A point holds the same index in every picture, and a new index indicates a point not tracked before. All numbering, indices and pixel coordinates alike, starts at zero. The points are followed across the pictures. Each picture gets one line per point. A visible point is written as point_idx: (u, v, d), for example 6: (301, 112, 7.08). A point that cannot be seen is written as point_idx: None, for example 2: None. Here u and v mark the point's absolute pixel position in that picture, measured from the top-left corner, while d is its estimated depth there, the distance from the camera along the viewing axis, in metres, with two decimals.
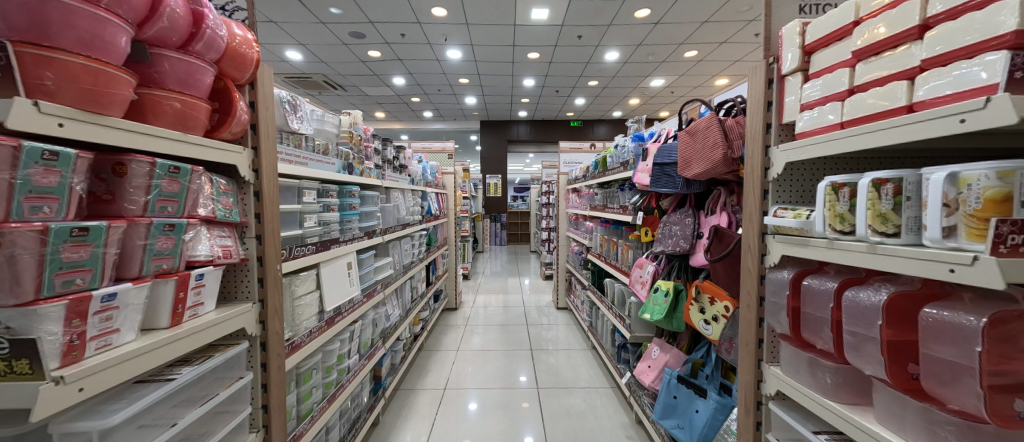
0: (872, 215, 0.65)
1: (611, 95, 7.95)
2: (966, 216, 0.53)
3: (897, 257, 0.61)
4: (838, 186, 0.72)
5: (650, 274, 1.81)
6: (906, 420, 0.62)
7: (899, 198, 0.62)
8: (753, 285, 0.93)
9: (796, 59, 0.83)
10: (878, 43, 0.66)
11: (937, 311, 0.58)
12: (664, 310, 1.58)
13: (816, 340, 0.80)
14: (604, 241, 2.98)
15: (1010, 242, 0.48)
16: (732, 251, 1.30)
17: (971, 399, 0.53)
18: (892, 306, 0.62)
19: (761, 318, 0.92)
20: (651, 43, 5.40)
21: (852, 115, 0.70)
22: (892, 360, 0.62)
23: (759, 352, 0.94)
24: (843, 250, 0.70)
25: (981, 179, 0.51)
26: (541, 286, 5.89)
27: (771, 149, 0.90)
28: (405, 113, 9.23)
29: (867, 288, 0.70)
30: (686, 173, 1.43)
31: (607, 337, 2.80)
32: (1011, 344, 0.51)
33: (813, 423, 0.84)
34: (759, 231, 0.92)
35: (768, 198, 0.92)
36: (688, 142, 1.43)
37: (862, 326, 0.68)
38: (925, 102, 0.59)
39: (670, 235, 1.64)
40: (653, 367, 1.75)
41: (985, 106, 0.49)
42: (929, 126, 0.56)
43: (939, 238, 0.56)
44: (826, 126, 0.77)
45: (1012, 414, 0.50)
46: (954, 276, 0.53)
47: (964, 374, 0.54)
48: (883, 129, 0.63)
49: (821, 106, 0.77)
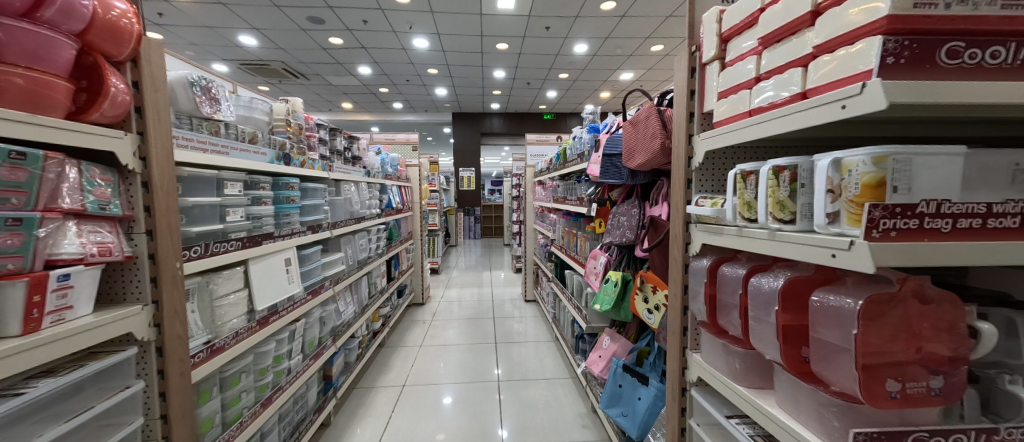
0: (773, 202, 0.65)
1: (582, 88, 7.99)
2: (848, 201, 0.53)
3: (792, 244, 0.62)
4: (746, 174, 0.72)
5: (603, 265, 1.82)
6: (800, 403, 0.63)
7: (795, 185, 0.62)
8: (679, 274, 0.94)
9: (714, 47, 0.83)
10: (780, 30, 0.65)
11: (825, 295, 0.59)
12: (612, 300, 1.59)
13: (728, 326, 0.80)
14: (565, 233, 2.99)
15: (882, 227, 0.49)
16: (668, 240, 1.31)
17: (848, 380, 0.54)
18: (787, 292, 0.63)
19: (685, 306, 0.94)
20: (618, 36, 5.44)
21: (758, 103, 0.71)
22: (786, 344, 0.63)
23: (684, 340, 0.95)
24: (751, 238, 0.71)
25: (859, 165, 0.51)
26: (513, 279, 5.88)
27: (694, 138, 0.91)
28: (374, 104, 8.94)
29: (769, 274, 0.71)
30: (630, 163, 1.42)
31: (568, 328, 2.81)
32: (883, 324, 0.52)
33: (728, 408, 0.86)
34: (684, 220, 0.93)
35: (691, 187, 0.93)
36: (632, 133, 1.43)
37: (763, 312, 0.69)
38: (817, 89, 0.59)
39: (619, 226, 1.65)
40: (603, 357, 1.77)
41: (862, 92, 0.50)
42: (816, 114, 0.56)
43: (825, 225, 0.56)
44: (738, 114, 0.77)
45: (882, 393, 0.51)
46: (836, 261, 0.54)
47: (844, 357, 0.56)
48: (782, 117, 0.63)
49: (735, 94, 0.77)
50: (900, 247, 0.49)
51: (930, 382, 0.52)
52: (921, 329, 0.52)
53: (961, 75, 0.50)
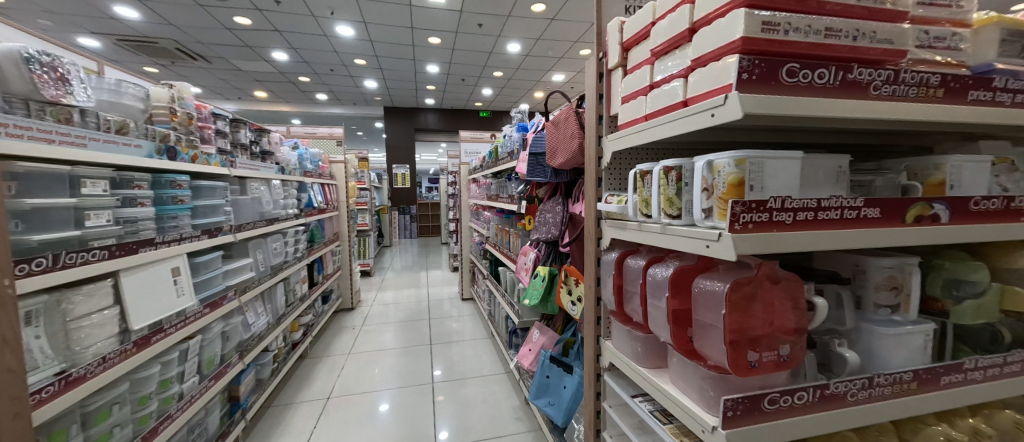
0: (664, 199, 0.72)
1: (516, 87, 8.09)
2: (718, 198, 0.61)
3: (677, 236, 0.69)
4: (644, 174, 0.78)
5: (532, 261, 1.86)
6: (687, 378, 0.71)
7: (681, 184, 0.69)
8: (592, 267, 1.01)
9: (617, 55, 0.90)
10: (667, 43, 0.72)
11: (704, 282, 0.67)
12: (540, 294, 1.64)
13: (631, 313, 0.87)
14: (498, 231, 3.01)
15: (742, 220, 0.56)
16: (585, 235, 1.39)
17: (720, 354, 0.63)
18: (676, 280, 0.71)
19: (599, 297, 1.00)
20: (549, 38, 5.60)
21: (652, 108, 0.77)
22: (676, 327, 0.71)
23: (598, 328, 1.02)
24: (648, 232, 0.78)
25: (726, 167, 0.60)
26: (450, 278, 5.79)
27: (602, 139, 0.96)
28: (293, 94, 8.17)
29: (663, 264, 0.78)
30: (553, 162, 1.47)
31: (502, 323, 2.84)
32: (744, 304, 0.61)
33: (634, 387, 0.95)
34: (595, 216, 0.99)
35: (601, 185, 0.99)
36: (554, 132, 1.48)
37: (656, 299, 0.76)
38: (694, 98, 0.66)
39: (545, 223, 1.70)
40: (533, 350, 1.82)
41: (725, 103, 0.57)
42: (695, 120, 0.63)
43: (701, 219, 0.64)
44: (636, 117, 0.83)
45: (745, 363, 0.60)
46: (708, 250, 0.61)
47: (717, 335, 0.64)
48: (668, 123, 0.70)
49: (634, 99, 0.84)
50: (757, 237, 0.57)
51: (780, 350, 0.62)
52: (773, 307, 0.62)
53: (798, 92, 0.59)
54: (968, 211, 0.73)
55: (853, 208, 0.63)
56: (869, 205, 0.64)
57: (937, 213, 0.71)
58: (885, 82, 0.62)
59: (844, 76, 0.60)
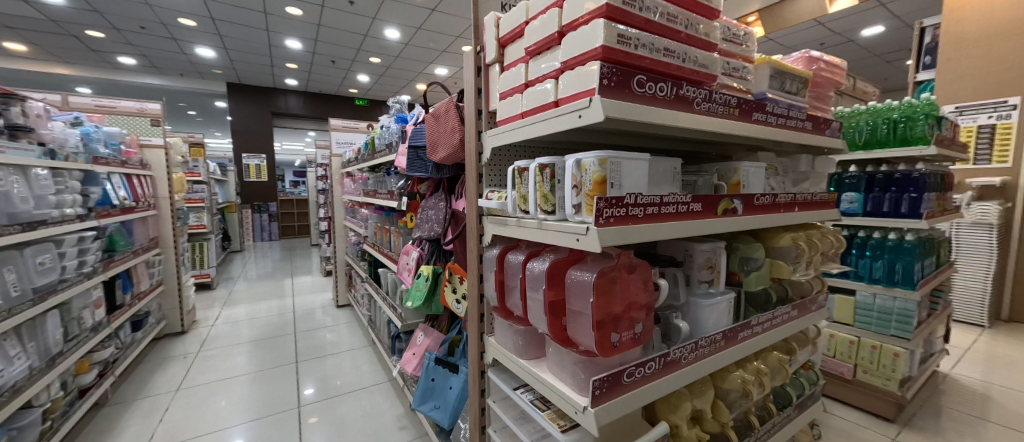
0: (540, 196, 0.75)
1: (396, 77, 7.63)
2: (586, 195, 0.66)
3: (550, 231, 0.72)
4: (521, 171, 0.80)
5: (414, 261, 1.77)
6: (563, 365, 0.76)
7: (554, 181, 0.73)
8: (474, 264, 1.00)
9: (494, 51, 0.90)
10: (539, 44, 0.75)
11: (575, 273, 0.72)
12: (423, 295, 1.57)
13: (512, 308, 0.89)
14: (376, 229, 2.79)
15: (606, 215, 0.62)
16: None
17: (589, 339, 0.69)
18: (551, 273, 0.74)
19: (482, 294, 1.00)
20: (430, 30, 5.42)
21: (527, 106, 0.79)
22: (552, 317, 0.74)
23: (481, 326, 1.02)
24: (525, 228, 0.79)
25: (591, 166, 0.65)
26: (321, 284, 5.14)
27: (482, 134, 0.96)
28: (79, 52, 6.07)
29: (540, 258, 0.81)
30: (434, 156, 1.40)
31: (384, 329, 2.65)
32: (607, 291, 0.68)
33: (516, 379, 0.97)
34: (476, 213, 0.98)
35: (482, 181, 0.98)
36: (434, 125, 1.41)
37: (535, 291, 0.79)
38: (564, 99, 0.70)
39: (427, 220, 1.63)
40: (417, 354, 1.74)
41: (589, 105, 0.61)
42: (565, 120, 0.67)
43: (572, 214, 0.68)
44: (513, 115, 0.84)
45: (609, 344, 0.67)
46: (578, 243, 0.65)
47: (587, 321, 0.70)
48: (542, 121, 0.73)
49: (510, 96, 0.85)
50: (617, 230, 0.63)
51: (634, 329, 0.72)
52: (628, 292, 0.71)
53: (646, 101, 0.68)
54: (754, 205, 0.97)
55: (684, 203, 0.76)
56: (694, 200, 0.79)
57: (737, 207, 0.91)
58: (703, 99, 0.77)
59: (678, 92, 0.72)
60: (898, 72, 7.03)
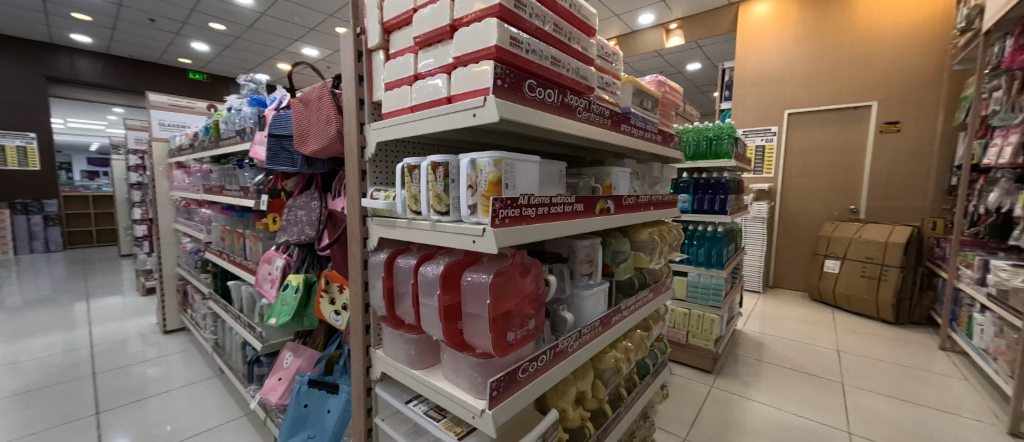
0: (432, 196, 0.70)
1: (248, 51, 6.41)
2: (481, 195, 0.65)
3: (445, 233, 0.68)
4: (412, 168, 0.75)
5: (280, 270, 1.50)
6: (459, 370, 0.74)
7: (448, 180, 0.70)
8: (358, 271, 0.89)
9: (377, 36, 0.81)
10: (429, 34, 0.71)
11: (471, 275, 0.70)
12: (293, 310, 1.34)
13: (403, 316, 0.82)
14: (224, 233, 2.29)
15: (502, 216, 0.62)
16: None
17: (486, 341, 0.68)
18: (446, 276, 0.71)
19: (367, 304, 0.90)
20: (294, 2, 4.71)
21: (417, 100, 0.74)
22: (447, 322, 0.71)
23: (367, 339, 0.92)
24: (416, 229, 0.74)
25: (486, 166, 0.64)
26: (137, 305, 3.98)
27: (365, 127, 0.86)
28: None
29: (433, 261, 0.77)
30: (304, 148, 1.20)
31: (237, 353, 2.19)
32: (503, 291, 0.68)
33: (408, 392, 0.91)
34: (359, 214, 0.88)
35: (366, 179, 0.88)
36: (303, 112, 1.21)
37: (428, 297, 0.74)
38: (456, 96, 0.67)
39: (295, 222, 1.40)
40: (284, 379, 1.48)
41: (484, 105, 0.60)
42: (458, 118, 0.64)
43: (467, 215, 0.67)
44: (401, 108, 0.78)
45: (505, 343, 0.68)
46: (474, 245, 0.63)
47: (483, 323, 0.69)
48: (433, 118, 0.69)
49: (397, 88, 0.78)
50: (512, 230, 0.64)
51: (527, 325, 0.74)
52: (523, 290, 0.73)
53: (537, 105, 0.70)
54: (623, 205, 1.11)
55: (570, 204, 0.82)
56: (578, 201, 0.85)
57: (610, 207, 1.02)
58: (584, 108, 0.84)
59: (563, 99, 0.77)
60: (708, 100, 9.05)
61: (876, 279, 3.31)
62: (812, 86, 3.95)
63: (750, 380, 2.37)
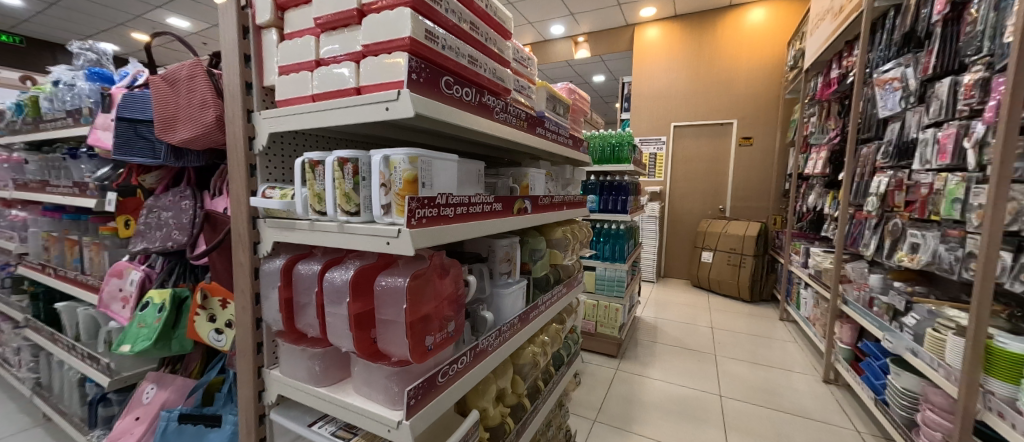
0: (339, 194, 0.64)
1: (85, 13, 5.09)
2: (396, 194, 0.61)
3: (354, 235, 0.63)
4: (315, 164, 0.67)
5: (137, 285, 1.22)
6: (373, 382, 0.68)
7: (358, 178, 0.64)
8: (246, 282, 0.77)
9: (269, 12, 0.71)
10: (333, 17, 0.64)
11: (384, 279, 0.66)
12: (155, 332, 1.10)
13: (306, 329, 0.73)
14: (48, 241, 1.78)
15: (418, 216, 0.59)
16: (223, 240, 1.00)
17: (402, 348, 0.64)
18: (356, 282, 0.65)
19: (259, 318, 0.79)
20: None
21: (319, 89, 0.66)
22: (358, 332, 0.65)
23: (259, 358, 0.80)
24: (320, 232, 0.66)
25: (401, 163, 0.61)
26: None
27: (254, 114, 0.74)
28: None
29: (341, 266, 0.70)
30: (170, 137, 1.00)
31: (72, 393, 1.72)
32: (420, 294, 0.65)
33: (311, 413, 0.81)
34: (248, 216, 0.76)
35: (255, 175, 0.77)
36: (167, 94, 1.00)
37: (335, 305, 0.67)
38: (366, 87, 0.62)
39: (158, 226, 1.15)
40: (144, 419, 1.19)
41: (398, 98, 0.57)
42: (369, 111, 0.60)
43: (380, 216, 0.62)
44: (300, 97, 0.69)
45: (423, 349, 0.65)
46: (388, 248, 0.59)
47: (398, 329, 0.65)
48: (339, 109, 0.62)
49: (295, 73, 0.69)
50: (429, 231, 0.61)
51: (447, 328, 0.72)
52: (441, 292, 0.71)
53: (454, 102, 0.68)
54: (539, 205, 1.15)
55: (489, 203, 0.82)
56: (496, 201, 0.86)
57: (527, 207, 1.05)
58: (500, 109, 0.85)
59: (480, 99, 0.76)
60: (610, 110, 9.95)
61: (738, 266, 3.99)
62: (691, 103, 4.61)
63: (647, 360, 2.66)
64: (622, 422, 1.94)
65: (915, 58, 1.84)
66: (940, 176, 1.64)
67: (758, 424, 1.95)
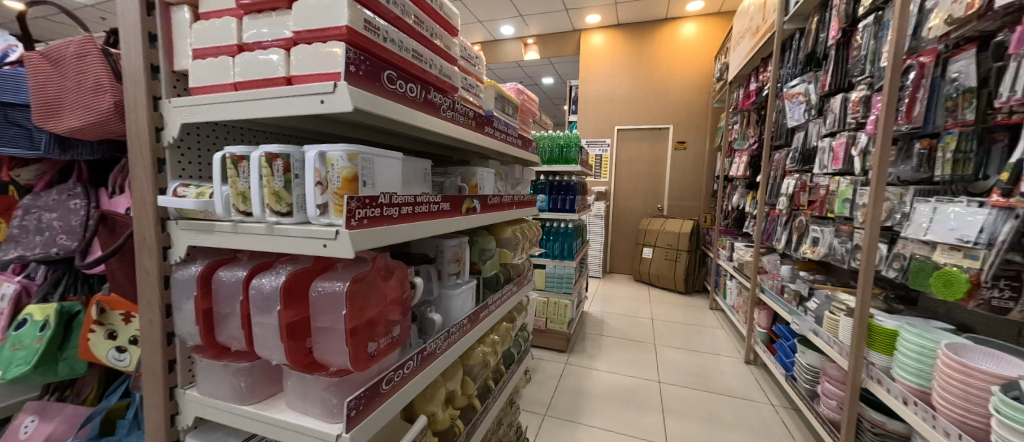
0: (267, 193, 0.58)
1: None
2: (333, 193, 0.58)
3: (286, 237, 0.58)
4: (238, 160, 0.61)
5: (9, 301, 1.03)
6: (309, 395, 0.63)
7: (289, 176, 0.59)
8: (154, 293, 0.68)
9: None
10: None
11: (321, 284, 0.61)
12: (36, 353, 0.92)
13: (229, 342, 0.66)
14: None
15: (359, 216, 0.55)
16: (124, 246, 0.87)
17: (342, 357, 0.60)
18: (288, 288, 0.60)
19: (172, 332, 0.70)
20: None
21: (243, 77, 0.60)
22: (291, 342, 0.60)
23: (171, 378, 0.70)
24: (245, 234, 0.60)
25: (339, 161, 0.57)
26: None
27: (162, 102, 0.66)
28: None
29: (270, 271, 0.64)
30: (57, 126, 0.84)
31: None
32: (361, 298, 0.61)
33: (236, 435, 0.73)
34: (155, 218, 0.67)
35: (165, 170, 0.68)
36: (49, 75, 0.84)
37: (264, 315, 0.61)
38: (299, 78, 0.57)
39: (37, 230, 0.96)
40: None
41: (335, 91, 0.53)
42: (301, 103, 0.55)
43: (316, 216, 0.58)
44: (219, 84, 0.62)
45: (366, 356, 0.62)
46: (325, 250, 0.55)
47: (337, 337, 0.60)
48: (267, 100, 0.57)
49: (213, 58, 0.62)
50: (371, 232, 0.58)
51: (392, 332, 0.69)
52: (385, 295, 0.68)
53: (397, 98, 0.65)
54: (488, 204, 1.14)
55: (436, 203, 0.80)
56: (443, 200, 0.84)
57: (476, 206, 1.04)
58: (448, 107, 0.83)
59: (426, 95, 0.74)
60: (559, 111, 10.21)
61: (675, 261, 4.29)
62: (632, 108, 4.88)
63: (594, 353, 2.78)
64: (571, 414, 2.01)
65: (816, 76, 2.10)
66: (835, 179, 1.90)
67: (692, 405, 2.11)
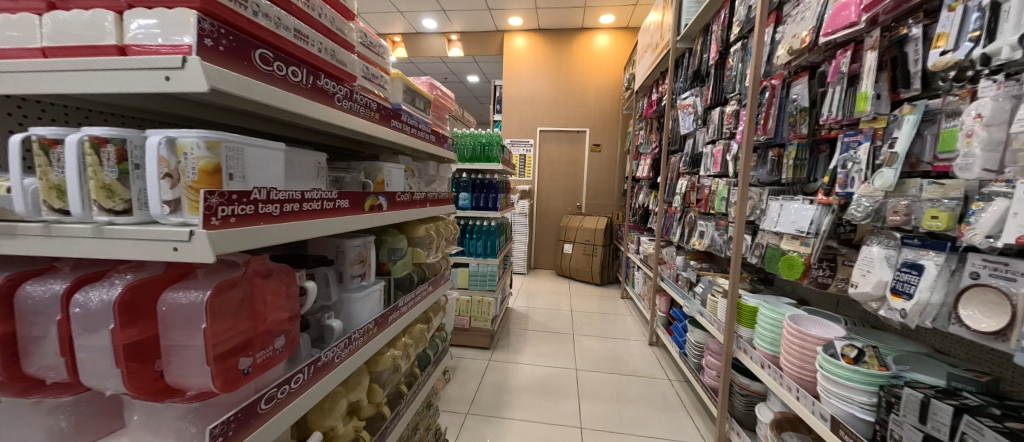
0: (93, 187, 0.47)
1: None
2: (187, 188, 0.49)
3: (122, 239, 0.48)
4: (51, 145, 0.49)
5: None
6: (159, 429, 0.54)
7: (125, 166, 0.49)
8: None
9: None
10: None
11: (173, 294, 0.52)
12: None
13: (45, 372, 0.53)
14: None
15: (221, 214, 0.48)
16: None
17: (202, 378, 0.52)
18: (125, 302, 0.50)
19: None
20: None
21: (54, 42, 0.48)
22: (133, 366, 0.50)
23: None
24: (63, 237, 0.49)
25: (193, 149, 0.49)
26: None
27: None
28: None
29: (102, 283, 0.52)
30: None
31: None
32: (226, 309, 0.53)
33: None
34: None
35: None
36: None
37: (92, 336, 0.50)
38: (136, 48, 0.48)
39: None
40: None
41: (183, 67, 0.45)
42: (139, 79, 0.46)
43: (164, 215, 0.49)
44: (20, 49, 0.49)
45: (236, 374, 0.54)
46: (176, 255, 0.47)
47: (196, 356, 0.52)
48: (89, 72, 0.47)
49: (12, 15, 0.50)
50: (239, 232, 0.51)
51: (274, 344, 0.61)
52: (264, 303, 0.60)
53: (273, 81, 0.58)
54: (396, 202, 1.09)
55: (330, 200, 0.73)
56: (340, 197, 0.77)
57: (382, 203, 0.98)
58: (344, 96, 0.77)
59: (315, 82, 0.67)
60: (484, 110, 10.24)
61: (591, 255, 4.60)
62: (552, 111, 5.10)
63: (517, 347, 2.85)
64: (492, 409, 2.03)
65: (702, 91, 2.41)
66: (715, 181, 2.21)
67: (604, 387, 2.29)
